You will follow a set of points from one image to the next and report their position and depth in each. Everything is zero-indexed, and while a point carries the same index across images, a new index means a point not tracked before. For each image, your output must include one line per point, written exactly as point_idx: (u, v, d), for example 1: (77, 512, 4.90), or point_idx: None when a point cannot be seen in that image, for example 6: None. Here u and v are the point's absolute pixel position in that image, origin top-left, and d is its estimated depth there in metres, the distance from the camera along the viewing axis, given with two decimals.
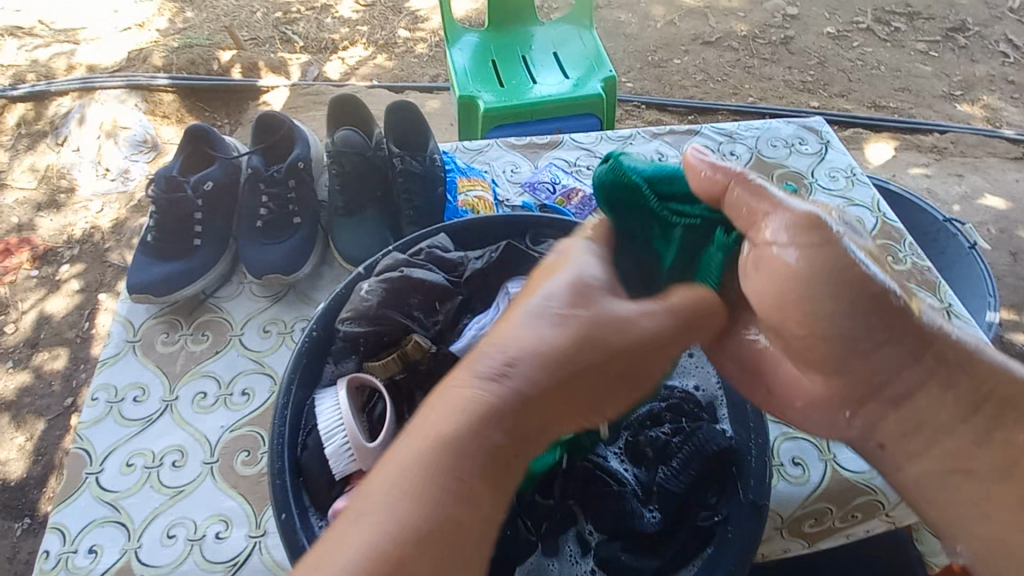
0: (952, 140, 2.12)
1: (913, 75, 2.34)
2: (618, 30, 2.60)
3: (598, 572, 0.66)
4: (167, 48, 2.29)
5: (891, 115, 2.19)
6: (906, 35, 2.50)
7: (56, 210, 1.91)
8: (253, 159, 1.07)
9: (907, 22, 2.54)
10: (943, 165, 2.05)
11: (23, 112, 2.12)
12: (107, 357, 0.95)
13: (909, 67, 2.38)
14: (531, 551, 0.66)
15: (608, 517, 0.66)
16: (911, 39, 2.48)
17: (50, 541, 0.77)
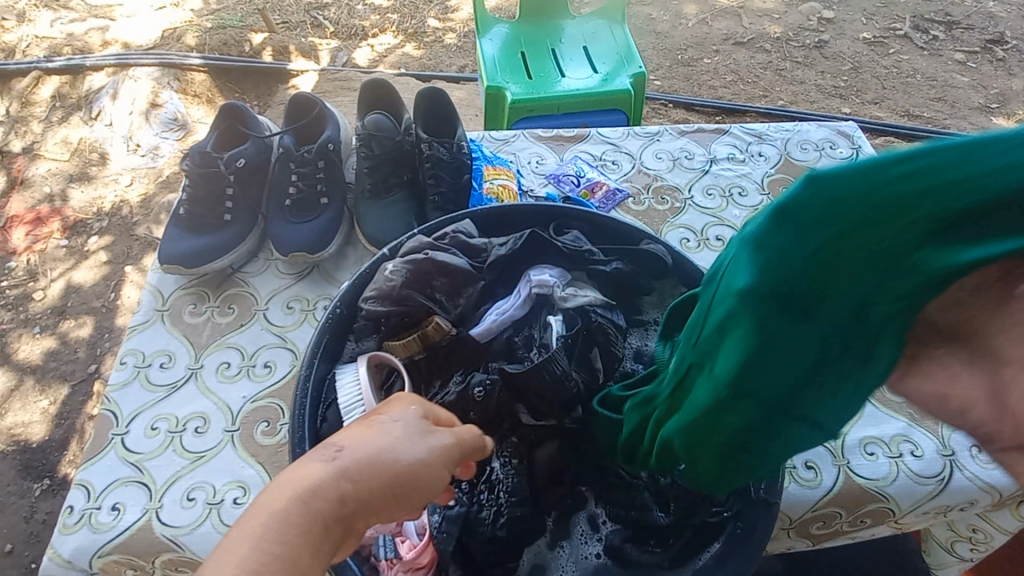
0: None
1: (950, 85, 2.28)
2: (649, 27, 2.57)
3: (604, 556, 0.67)
4: (201, 28, 2.33)
5: (924, 125, 2.14)
6: (945, 44, 2.43)
7: (87, 182, 1.96)
8: (284, 139, 1.09)
9: (946, 31, 2.48)
10: None
11: (58, 85, 2.17)
12: (136, 324, 0.98)
13: (946, 77, 2.32)
14: (541, 535, 0.67)
15: (619, 505, 0.68)
16: (950, 49, 2.42)
17: (74, 497, 0.80)
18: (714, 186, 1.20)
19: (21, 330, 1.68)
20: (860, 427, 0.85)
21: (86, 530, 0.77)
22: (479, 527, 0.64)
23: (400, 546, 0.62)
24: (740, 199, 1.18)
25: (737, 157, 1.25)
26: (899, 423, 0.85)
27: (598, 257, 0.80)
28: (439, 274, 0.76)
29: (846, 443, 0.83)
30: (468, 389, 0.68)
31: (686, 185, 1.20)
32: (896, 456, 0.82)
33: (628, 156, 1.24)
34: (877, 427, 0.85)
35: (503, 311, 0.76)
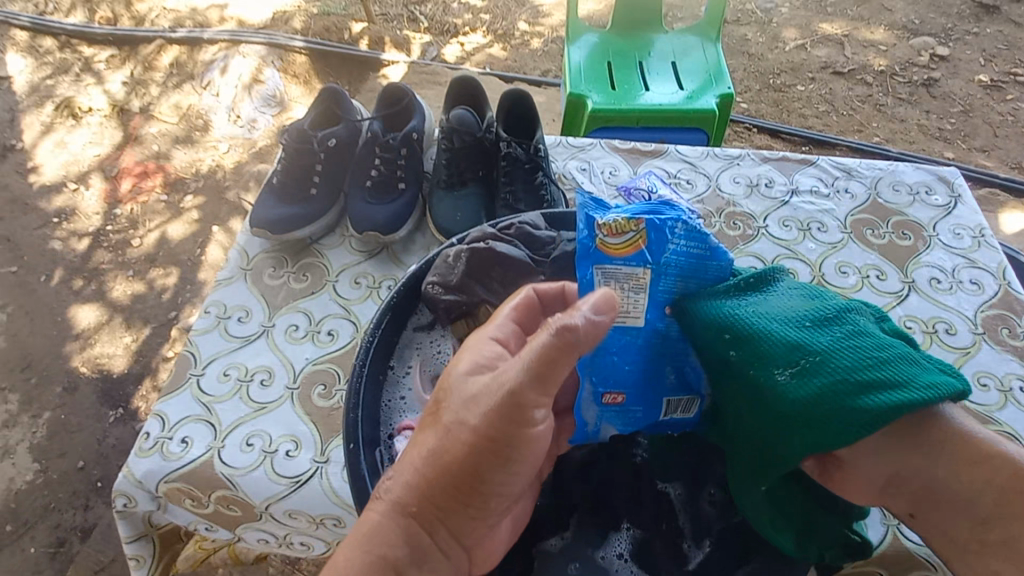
0: None
1: (1004, 138, 2.60)
2: (743, 49, 3.00)
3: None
4: (307, 14, 2.70)
5: (983, 171, 2.41)
6: (1010, 97, 2.76)
7: (190, 145, 2.30)
8: (374, 124, 1.15)
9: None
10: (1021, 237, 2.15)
11: (177, 54, 2.55)
12: (222, 278, 1.07)
13: (1016, 130, 2.63)
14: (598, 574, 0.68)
15: (659, 554, 0.69)
16: (995, 101, 2.76)
17: (151, 425, 0.89)
18: (792, 217, 1.16)
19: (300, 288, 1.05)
20: None
21: (157, 457, 0.85)
22: None
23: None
24: (818, 233, 1.13)
25: (820, 191, 1.20)
26: None
27: None
28: (498, 266, 0.78)
29: None
30: None
31: (761, 212, 1.16)
32: None
33: (704, 177, 1.22)
34: None
35: None
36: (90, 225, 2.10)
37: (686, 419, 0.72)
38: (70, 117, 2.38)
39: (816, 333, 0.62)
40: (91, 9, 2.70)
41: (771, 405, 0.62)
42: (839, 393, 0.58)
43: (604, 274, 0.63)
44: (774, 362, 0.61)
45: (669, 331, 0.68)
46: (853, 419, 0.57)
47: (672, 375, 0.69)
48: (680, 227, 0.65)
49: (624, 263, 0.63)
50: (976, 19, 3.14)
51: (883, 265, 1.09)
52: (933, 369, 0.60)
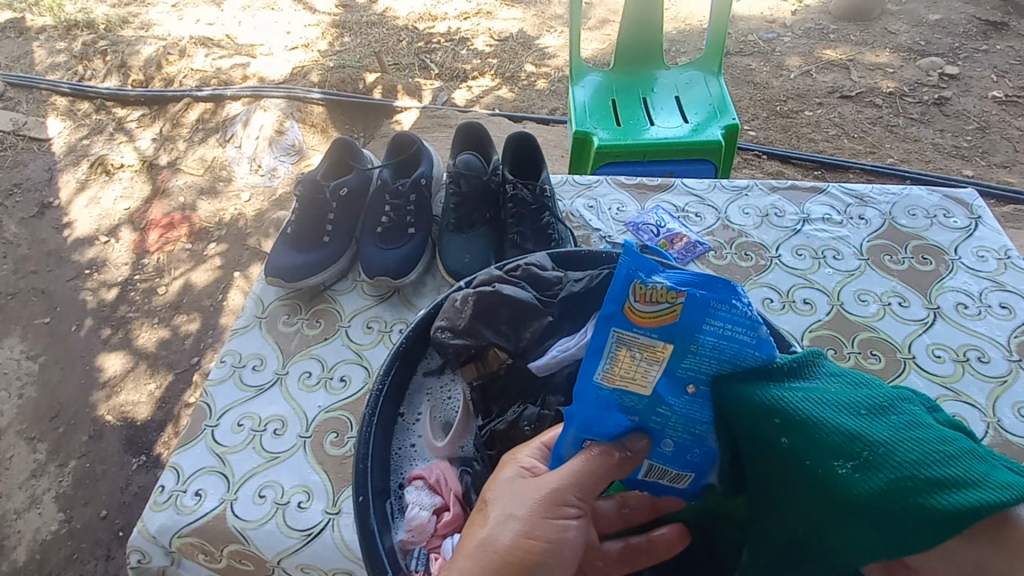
0: None
1: None
2: (748, 78, 3.04)
3: None
4: (324, 67, 2.83)
5: (1005, 187, 2.36)
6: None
7: (214, 196, 2.40)
8: (383, 172, 1.19)
9: None
10: None
11: (202, 111, 2.68)
12: (238, 326, 1.09)
13: None
14: None
15: None
16: (1012, 115, 2.72)
17: (166, 477, 0.89)
18: (806, 246, 1.14)
19: (311, 371, 1.01)
20: None
21: (171, 510, 0.85)
22: None
23: (432, 561, 0.71)
24: (834, 261, 1.11)
25: (833, 218, 1.18)
26: None
27: None
28: (505, 308, 0.78)
29: None
30: (519, 419, 0.72)
31: (774, 242, 1.15)
32: None
33: (712, 209, 1.22)
34: None
35: (567, 347, 0.75)
36: (118, 275, 2.17)
37: (677, 489, 0.60)
38: (103, 173, 2.50)
39: (872, 421, 0.52)
40: (125, 73, 2.88)
41: (815, 500, 0.51)
42: (915, 496, 0.47)
43: (619, 340, 0.50)
44: (833, 452, 0.50)
45: (683, 412, 0.53)
46: (923, 525, 0.47)
47: (671, 448, 0.55)
48: (725, 307, 0.50)
49: (647, 334, 0.50)
50: (984, 37, 3.13)
51: (905, 292, 1.06)
52: (989, 462, 0.51)
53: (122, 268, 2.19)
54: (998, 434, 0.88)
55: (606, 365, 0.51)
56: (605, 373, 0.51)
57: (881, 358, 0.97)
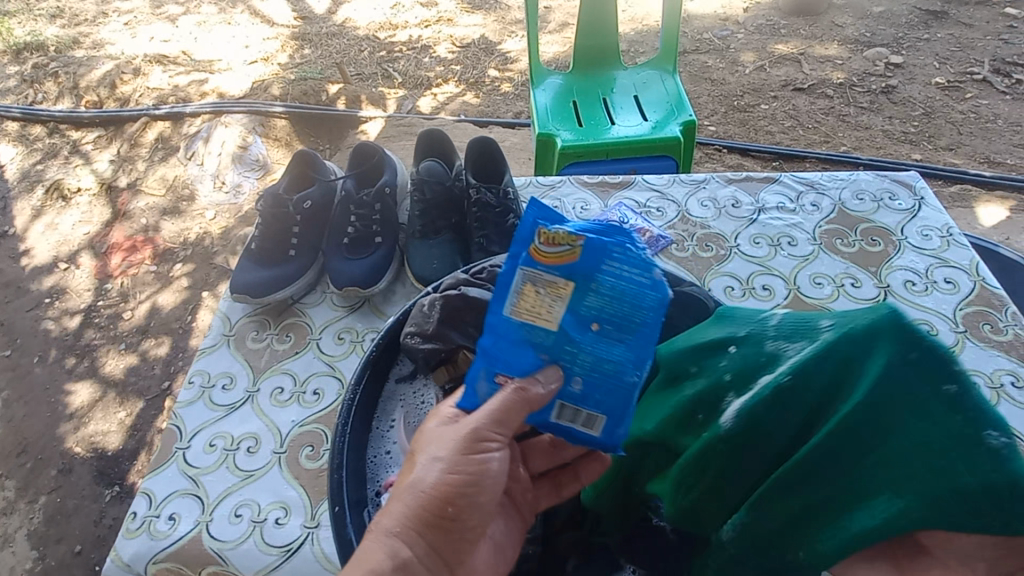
0: (1006, 202, 2.33)
1: (969, 135, 2.69)
2: (705, 75, 3.13)
3: None
4: (286, 80, 2.80)
5: (950, 169, 2.47)
6: (967, 96, 2.87)
7: (178, 215, 2.35)
8: (347, 183, 1.19)
9: (983, 91, 2.88)
10: (995, 229, 2.20)
11: (161, 129, 2.63)
12: (205, 346, 1.07)
13: (978, 127, 2.71)
14: None
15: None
16: (954, 100, 2.86)
17: (138, 504, 0.87)
18: (762, 235, 1.18)
19: (283, 384, 1.01)
20: None
21: (145, 537, 0.83)
22: None
23: None
24: (789, 248, 1.16)
25: (787, 206, 1.23)
26: None
27: None
28: (472, 309, 0.78)
29: None
30: None
31: (732, 232, 1.19)
32: None
33: (673, 203, 1.25)
34: None
35: None
36: (80, 302, 2.11)
37: (593, 438, 0.54)
38: (60, 198, 2.42)
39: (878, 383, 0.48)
40: (78, 95, 2.80)
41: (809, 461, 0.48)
42: (936, 455, 0.43)
43: (525, 278, 0.51)
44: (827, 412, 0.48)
45: (594, 350, 0.51)
46: (931, 487, 0.42)
47: (580, 387, 0.52)
48: (621, 250, 0.51)
49: (549, 272, 0.50)
50: (924, 27, 3.29)
51: (857, 273, 1.11)
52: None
53: (84, 295, 2.13)
54: None
55: (512, 301, 0.51)
56: (511, 307, 0.51)
57: None
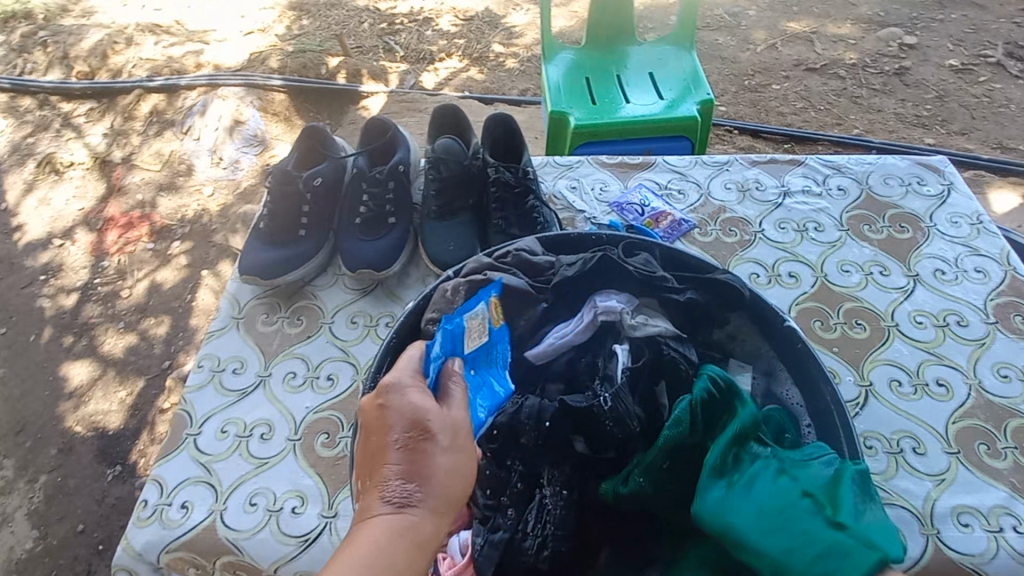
0: (1019, 188, 2.30)
1: (983, 119, 2.63)
2: (716, 53, 3.04)
3: None
4: (284, 52, 2.70)
5: (963, 154, 2.43)
6: (982, 79, 2.81)
7: (174, 191, 2.28)
8: (358, 159, 1.14)
9: (998, 74, 2.82)
10: (1007, 216, 2.17)
11: (156, 102, 2.53)
12: (214, 329, 1.04)
13: (993, 111, 2.66)
14: None
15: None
16: (969, 82, 2.80)
17: (149, 492, 0.85)
18: (788, 219, 1.14)
19: (296, 369, 0.97)
20: (952, 495, 0.81)
21: (157, 526, 0.81)
22: (520, 556, 0.63)
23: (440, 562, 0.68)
24: (815, 234, 1.12)
25: (813, 190, 1.19)
26: (1000, 493, 0.81)
27: (670, 283, 0.78)
28: (497, 297, 0.75)
29: (934, 511, 0.80)
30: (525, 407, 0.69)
31: (757, 217, 1.15)
32: (994, 530, 0.78)
33: (694, 186, 1.21)
34: (974, 495, 0.81)
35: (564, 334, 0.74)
36: (77, 279, 2.06)
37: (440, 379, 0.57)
38: (52, 173, 2.35)
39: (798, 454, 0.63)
40: (67, 64, 2.69)
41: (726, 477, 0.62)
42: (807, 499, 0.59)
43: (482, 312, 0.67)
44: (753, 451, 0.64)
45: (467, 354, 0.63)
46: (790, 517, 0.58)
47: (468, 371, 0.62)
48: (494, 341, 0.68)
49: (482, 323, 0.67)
50: (939, 6, 3.20)
51: (885, 261, 1.08)
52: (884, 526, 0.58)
53: (78, 272, 2.08)
54: (980, 395, 0.91)
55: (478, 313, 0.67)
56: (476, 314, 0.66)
57: (866, 327, 0.99)
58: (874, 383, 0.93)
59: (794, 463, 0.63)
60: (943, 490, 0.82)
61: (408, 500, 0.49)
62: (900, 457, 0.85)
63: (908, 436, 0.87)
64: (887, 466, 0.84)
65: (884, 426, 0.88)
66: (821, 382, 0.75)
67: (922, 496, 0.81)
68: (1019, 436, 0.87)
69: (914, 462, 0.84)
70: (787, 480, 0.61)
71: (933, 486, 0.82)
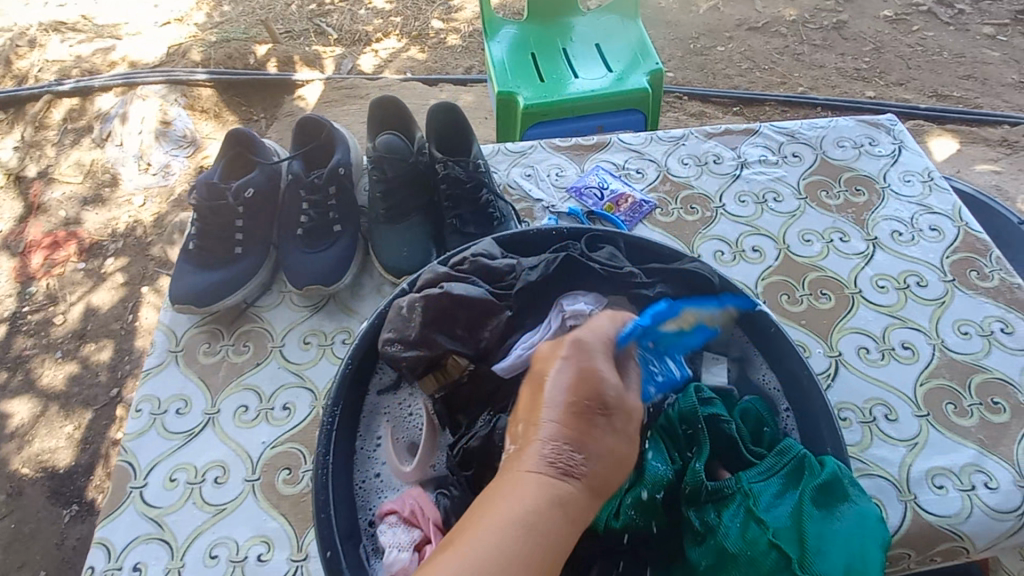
0: (956, 134, 2.38)
1: (918, 68, 2.69)
2: (661, 17, 2.99)
3: None
4: (205, 43, 2.49)
5: (903, 104, 2.49)
6: (915, 28, 2.86)
7: (100, 204, 2.10)
8: (293, 164, 1.04)
9: (930, 22, 2.88)
10: (946, 163, 2.25)
11: (68, 107, 2.30)
12: (151, 366, 0.94)
13: (927, 59, 2.72)
14: None
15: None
16: (903, 32, 2.85)
17: (95, 557, 0.77)
18: (747, 192, 1.12)
19: (248, 401, 0.90)
20: (926, 458, 0.82)
21: None
22: None
23: None
24: (776, 205, 1.11)
25: (770, 159, 1.17)
26: (969, 451, 0.83)
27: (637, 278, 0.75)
28: (456, 309, 0.70)
29: (911, 476, 0.81)
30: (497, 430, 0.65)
31: (717, 191, 1.13)
32: (968, 488, 0.80)
33: (652, 163, 1.17)
34: (946, 457, 0.83)
35: (531, 343, 0.69)
36: (2, 310, 1.88)
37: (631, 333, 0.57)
38: None
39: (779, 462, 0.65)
40: None
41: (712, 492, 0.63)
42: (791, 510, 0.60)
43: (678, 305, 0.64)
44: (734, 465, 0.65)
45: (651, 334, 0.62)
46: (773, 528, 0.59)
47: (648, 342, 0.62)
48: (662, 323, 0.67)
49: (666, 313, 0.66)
50: None
51: (845, 227, 1.07)
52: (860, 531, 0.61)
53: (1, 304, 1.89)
54: (944, 354, 0.92)
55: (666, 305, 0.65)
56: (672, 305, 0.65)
57: (831, 297, 0.98)
58: (843, 353, 0.93)
59: (763, 504, 0.61)
60: (917, 454, 0.83)
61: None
62: (874, 425, 0.85)
63: (880, 403, 0.87)
64: (862, 436, 0.85)
65: (856, 396, 0.88)
66: (795, 364, 0.74)
67: (898, 462, 0.82)
68: (983, 392, 0.88)
69: (887, 429, 0.85)
70: (756, 526, 0.59)
71: (907, 451, 0.83)
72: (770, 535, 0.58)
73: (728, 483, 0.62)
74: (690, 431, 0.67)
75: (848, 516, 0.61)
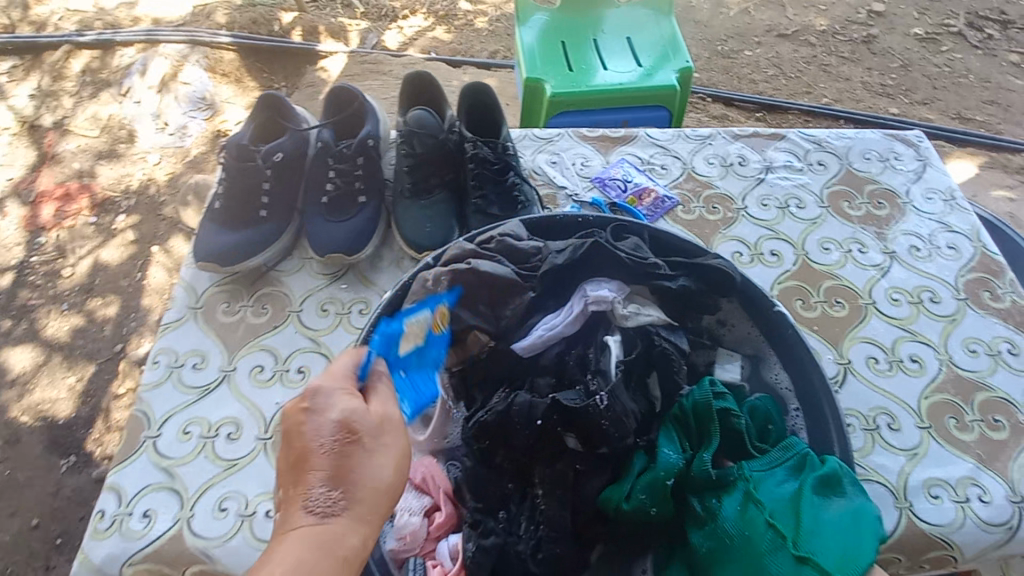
0: (976, 158, 2.37)
1: (943, 89, 2.68)
2: (690, 17, 2.97)
3: None
4: (231, 6, 2.47)
5: (924, 124, 2.48)
6: (944, 48, 2.84)
7: (115, 160, 2.09)
8: (323, 132, 1.05)
9: (959, 43, 2.86)
10: (963, 186, 2.24)
11: (89, 59, 2.29)
12: (169, 321, 0.95)
13: (953, 81, 2.70)
14: None
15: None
16: (932, 51, 2.83)
17: (106, 501, 0.79)
18: (770, 196, 1.13)
19: (265, 362, 0.91)
20: (924, 468, 0.84)
21: (117, 537, 0.76)
22: None
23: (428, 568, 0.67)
24: (797, 211, 1.11)
25: (794, 165, 1.18)
26: (967, 465, 0.84)
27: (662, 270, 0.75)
28: (481, 285, 0.70)
29: (908, 484, 0.83)
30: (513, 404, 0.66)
31: (739, 193, 1.13)
32: (963, 500, 0.81)
33: (677, 160, 1.18)
34: (943, 468, 0.84)
35: (553, 325, 0.70)
36: (11, 257, 1.89)
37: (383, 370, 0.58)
38: None
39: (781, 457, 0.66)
40: None
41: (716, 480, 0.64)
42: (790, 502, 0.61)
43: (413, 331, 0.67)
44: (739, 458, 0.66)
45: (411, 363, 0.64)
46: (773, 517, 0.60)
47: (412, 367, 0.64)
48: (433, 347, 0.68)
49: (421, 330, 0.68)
50: None
51: (864, 238, 1.08)
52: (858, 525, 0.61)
53: (11, 251, 1.90)
54: (950, 370, 0.93)
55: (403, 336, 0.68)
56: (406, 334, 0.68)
57: (845, 306, 0.99)
58: (852, 361, 0.94)
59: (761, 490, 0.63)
60: (916, 464, 0.85)
61: (332, 510, 0.48)
62: (877, 433, 0.87)
63: (884, 412, 0.89)
64: (864, 443, 0.86)
65: (862, 404, 0.89)
66: (810, 367, 0.75)
67: (897, 471, 0.83)
68: (985, 409, 0.90)
69: (890, 439, 0.86)
70: (754, 510, 0.61)
71: (906, 461, 0.85)
72: (767, 516, 0.60)
73: (731, 470, 0.64)
74: (701, 422, 0.68)
75: (847, 508, 0.62)
